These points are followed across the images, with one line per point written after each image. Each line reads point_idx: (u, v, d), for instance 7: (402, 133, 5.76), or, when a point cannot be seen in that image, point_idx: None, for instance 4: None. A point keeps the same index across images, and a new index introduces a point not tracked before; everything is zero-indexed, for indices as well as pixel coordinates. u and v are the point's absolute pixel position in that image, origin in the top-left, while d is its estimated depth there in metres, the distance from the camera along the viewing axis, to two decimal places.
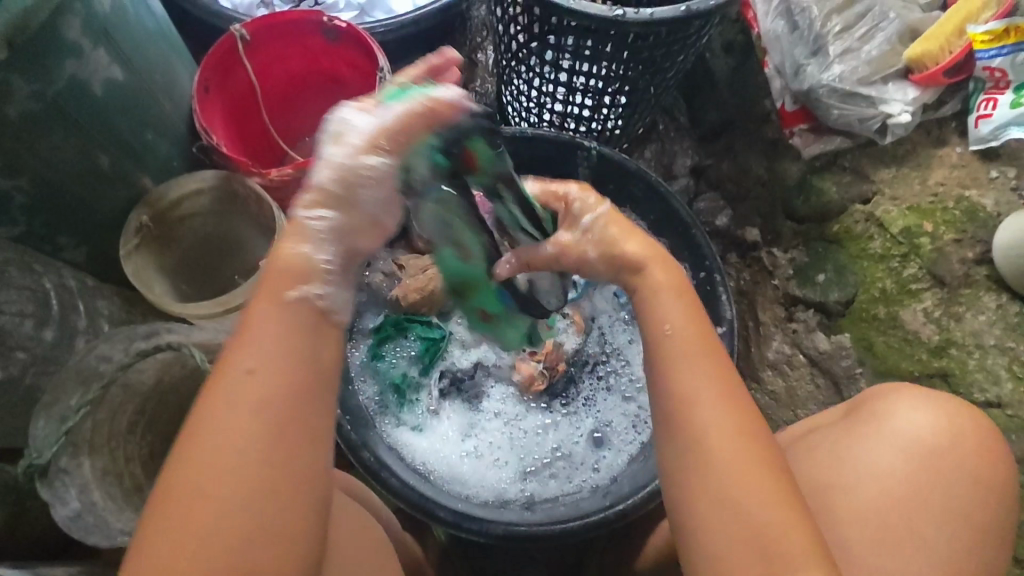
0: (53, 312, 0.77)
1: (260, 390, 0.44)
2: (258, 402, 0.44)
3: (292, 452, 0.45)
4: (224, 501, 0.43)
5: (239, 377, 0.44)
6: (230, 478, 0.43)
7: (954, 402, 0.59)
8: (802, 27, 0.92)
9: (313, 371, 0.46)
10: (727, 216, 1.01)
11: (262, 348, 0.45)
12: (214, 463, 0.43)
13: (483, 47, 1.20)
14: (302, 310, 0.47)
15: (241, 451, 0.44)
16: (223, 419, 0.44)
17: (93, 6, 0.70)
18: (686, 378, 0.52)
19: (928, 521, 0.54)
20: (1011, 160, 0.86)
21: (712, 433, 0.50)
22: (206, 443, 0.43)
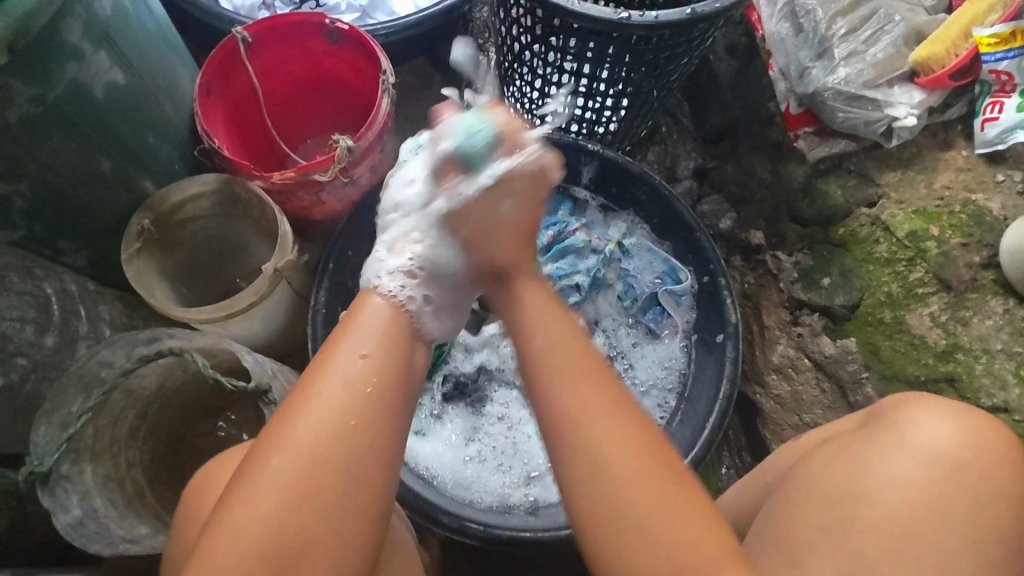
0: (53, 317, 0.76)
1: (357, 387, 0.52)
2: (344, 402, 0.51)
3: (364, 453, 0.50)
4: (297, 498, 0.48)
5: (342, 373, 0.52)
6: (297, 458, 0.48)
7: (975, 414, 0.59)
8: (807, 29, 0.92)
9: (384, 371, 0.54)
10: (730, 219, 1.02)
11: (347, 344, 0.54)
12: (292, 463, 0.48)
13: (485, 49, 1.15)
14: (406, 315, 0.58)
15: (319, 451, 0.49)
16: (308, 418, 0.50)
17: (94, 9, 0.70)
18: (566, 389, 0.52)
19: (950, 534, 0.53)
20: (1018, 163, 0.85)
21: (593, 426, 0.50)
22: (288, 444, 0.49)
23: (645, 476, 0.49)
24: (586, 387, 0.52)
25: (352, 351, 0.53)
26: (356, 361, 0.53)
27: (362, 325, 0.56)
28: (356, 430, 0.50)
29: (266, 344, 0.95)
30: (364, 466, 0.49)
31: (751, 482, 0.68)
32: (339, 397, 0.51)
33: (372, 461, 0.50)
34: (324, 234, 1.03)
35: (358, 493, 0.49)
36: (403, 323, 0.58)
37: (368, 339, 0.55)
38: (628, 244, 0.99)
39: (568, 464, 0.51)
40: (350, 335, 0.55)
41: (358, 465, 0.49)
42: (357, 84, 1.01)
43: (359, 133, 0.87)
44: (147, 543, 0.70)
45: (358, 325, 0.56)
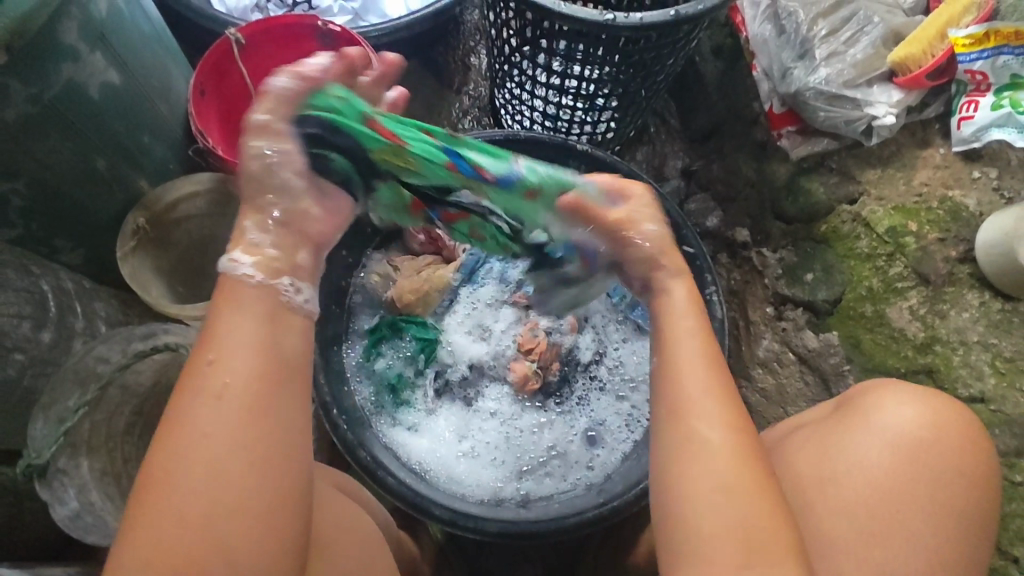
0: (50, 314, 0.78)
1: (216, 399, 0.46)
2: (219, 410, 0.46)
3: (258, 453, 0.46)
4: (193, 526, 0.43)
5: (194, 389, 0.46)
6: (176, 487, 0.44)
7: (943, 398, 0.61)
8: (789, 30, 0.94)
9: (239, 369, 0.47)
10: (717, 216, 1.06)
11: (197, 354, 0.48)
12: (181, 487, 0.44)
13: (477, 51, 1.21)
14: (265, 298, 0.50)
15: (205, 469, 0.45)
16: (178, 448, 0.45)
17: (90, 11, 0.71)
18: (671, 377, 0.53)
19: (917, 514, 0.55)
20: (993, 161, 0.88)
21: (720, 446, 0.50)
22: (165, 481, 0.44)
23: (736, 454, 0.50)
24: (701, 373, 0.53)
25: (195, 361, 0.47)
26: (216, 370, 0.47)
27: (226, 323, 0.49)
28: (244, 433, 0.46)
29: None
30: (244, 475, 0.45)
31: None
32: (213, 407, 0.46)
33: (268, 459, 0.46)
34: None
35: (259, 495, 0.45)
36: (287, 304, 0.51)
37: (227, 340, 0.48)
38: None
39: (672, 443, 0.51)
40: (208, 340, 0.48)
41: (255, 470, 0.46)
42: None
43: None
44: None
45: (207, 332, 0.48)
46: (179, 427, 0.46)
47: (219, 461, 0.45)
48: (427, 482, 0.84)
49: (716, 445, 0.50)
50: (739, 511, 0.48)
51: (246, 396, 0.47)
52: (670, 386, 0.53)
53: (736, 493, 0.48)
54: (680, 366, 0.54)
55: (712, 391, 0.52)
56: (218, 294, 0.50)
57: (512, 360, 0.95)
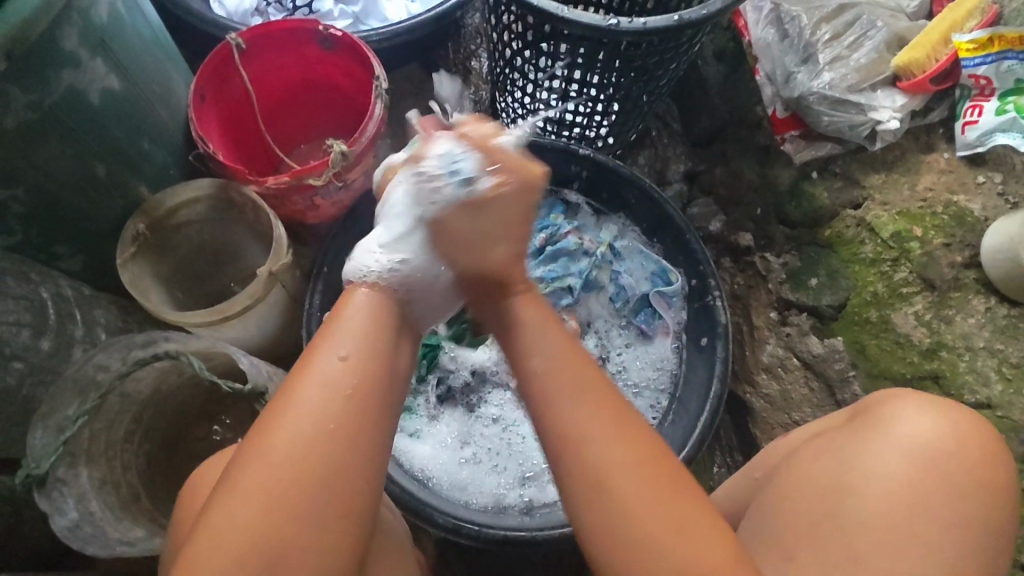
0: (49, 322, 0.77)
1: (336, 389, 0.50)
2: (320, 406, 0.50)
3: (342, 459, 0.49)
4: (283, 498, 0.47)
5: (321, 375, 0.51)
6: (280, 461, 0.48)
7: (960, 409, 0.60)
8: (792, 35, 0.94)
9: (365, 371, 0.52)
10: (719, 221, 1.05)
11: (328, 346, 0.53)
12: (271, 470, 0.47)
13: (478, 55, 1.20)
14: (393, 307, 0.58)
15: (296, 457, 0.48)
16: (288, 425, 0.49)
17: (91, 17, 0.70)
18: (550, 390, 0.53)
19: (936, 526, 0.54)
20: (997, 165, 0.87)
21: (599, 460, 0.50)
22: (269, 450, 0.48)
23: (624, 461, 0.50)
24: (572, 388, 0.53)
25: (329, 354, 0.52)
26: (336, 366, 0.51)
27: (345, 328, 0.54)
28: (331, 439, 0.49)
29: (259, 348, 0.96)
30: (341, 472, 0.49)
31: (738, 480, 0.69)
32: (316, 402, 0.50)
33: (349, 466, 0.49)
34: (319, 240, 1.04)
35: (335, 504, 0.48)
36: (394, 308, 0.58)
37: (347, 340, 0.53)
38: (618, 247, 1.00)
39: (557, 461, 0.52)
40: (331, 337, 0.53)
41: (337, 477, 0.48)
42: (350, 89, 1.02)
43: (352, 138, 0.88)
44: (145, 545, 0.70)
45: (341, 322, 0.55)
46: (281, 411, 0.50)
47: (321, 448, 0.49)
48: (431, 490, 0.83)
49: (602, 453, 0.50)
50: (637, 517, 0.49)
51: (348, 398, 0.50)
52: (544, 396, 0.53)
53: (637, 505, 0.49)
54: (550, 380, 0.54)
55: (587, 392, 0.53)
56: (342, 298, 0.58)
57: None
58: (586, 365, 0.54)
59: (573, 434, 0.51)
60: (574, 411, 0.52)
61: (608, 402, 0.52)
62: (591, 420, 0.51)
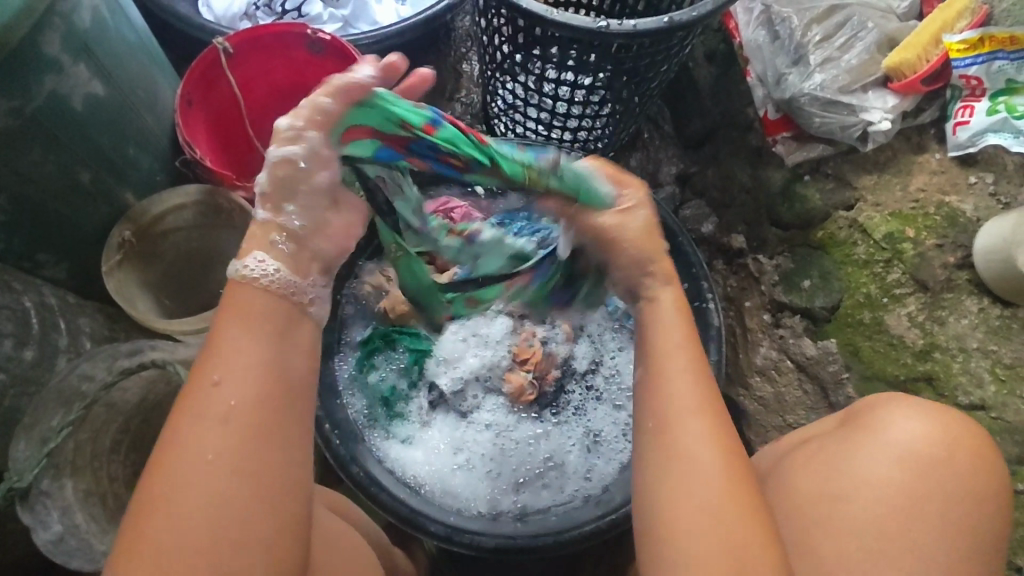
0: (33, 331, 0.76)
1: (225, 427, 0.44)
2: (215, 438, 0.44)
3: (254, 487, 0.43)
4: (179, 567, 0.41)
5: (202, 413, 0.44)
6: (177, 525, 0.42)
7: (953, 414, 0.60)
8: (783, 36, 0.95)
9: (255, 403, 0.45)
10: (712, 223, 1.03)
11: (206, 378, 0.45)
12: (176, 517, 0.42)
13: (468, 58, 1.20)
14: (271, 301, 0.47)
15: (191, 512, 0.42)
16: (176, 483, 0.43)
17: (74, 22, 0.69)
18: (666, 410, 0.52)
19: (924, 531, 0.54)
20: (989, 166, 0.87)
21: (708, 473, 0.49)
22: (158, 513, 0.42)
23: (723, 475, 0.49)
24: (689, 389, 0.52)
25: (214, 389, 0.45)
26: (222, 401, 0.45)
27: (232, 330, 0.46)
28: (242, 469, 0.43)
29: None
30: (248, 519, 0.43)
31: None
32: (212, 432, 0.44)
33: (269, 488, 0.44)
34: None
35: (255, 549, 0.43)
36: (267, 307, 0.47)
37: (231, 355, 0.45)
38: None
39: (660, 470, 0.50)
40: (210, 353, 0.46)
41: (259, 507, 0.43)
42: None
43: None
44: None
45: (218, 350, 0.46)
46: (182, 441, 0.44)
47: (221, 498, 0.43)
48: (423, 497, 0.83)
49: (715, 477, 0.49)
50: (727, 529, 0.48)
51: (246, 418, 0.44)
52: (664, 431, 0.51)
53: (731, 522, 0.48)
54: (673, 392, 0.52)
55: (707, 420, 0.51)
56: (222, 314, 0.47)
57: (508, 371, 0.93)
58: (710, 403, 0.52)
59: (689, 459, 0.50)
60: (698, 446, 0.50)
61: (724, 433, 0.51)
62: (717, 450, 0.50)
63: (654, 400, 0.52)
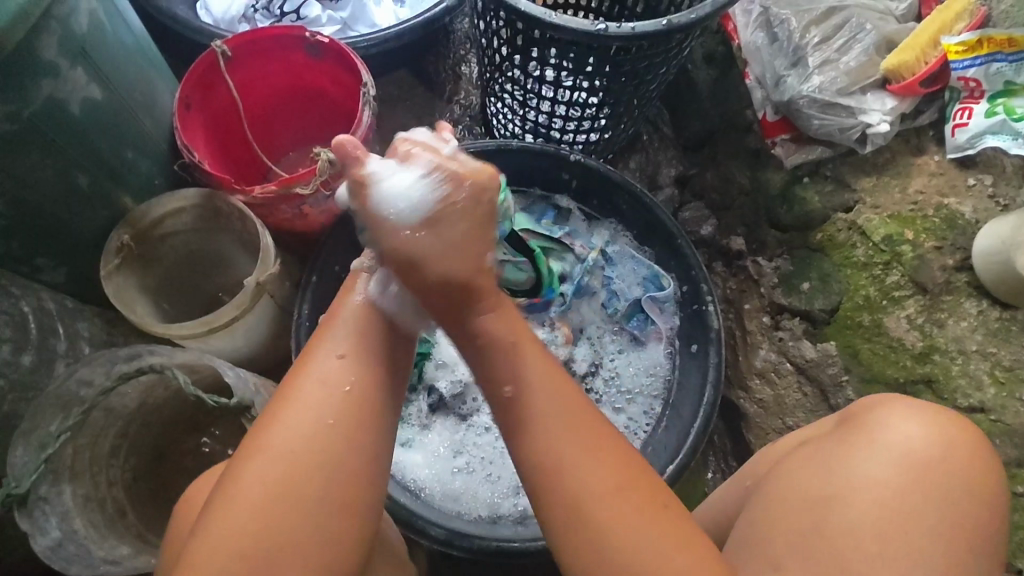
0: (31, 336, 0.76)
1: (333, 387, 0.53)
2: (318, 400, 0.52)
3: (339, 450, 0.51)
4: (274, 501, 0.48)
5: (320, 373, 0.54)
6: (280, 460, 0.50)
7: (953, 416, 0.60)
8: (782, 38, 0.94)
9: (364, 369, 0.55)
10: (711, 225, 1.04)
11: (324, 349, 0.56)
12: (271, 459, 0.49)
13: (467, 60, 1.20)
14: (377, 306, 0.58)
15: (297, 452, 0.50)
16: (288, 425, 0.51)
17: (70, 26, 0.69)
18: (542, 440, 0.51)
19: (924, 532, 0.54)
20: (988, 167, 0.87)
21: (589, 496, 0.49)
22: (267, 449, 0.50)
23: (606, 508, 0.49)
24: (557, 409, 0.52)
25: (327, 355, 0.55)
26: (335, 362, 0.55)
27: (342, 324, 0.58)
28: (333, 430, 0.51)
29: (248, 359, 0.94)
30: (342, 472, 0.50)
31: (729, 488, 0.69)
32: (316, 396, 0.53)
33: (350, 457, 0.51)
34: (308, 248, 1.03)
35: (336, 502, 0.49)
36: (381, 311, 0.58)
37: (342, 339, 0.57)
38: (610, 252, 1.00)
39: (545, 499, 0.50)
40: (328, 338, 0.57)
41: (339, 471, 0.50)
42: (338, 96, 1.01)
43: (339, 146, 0.87)
44: (130, 564, 0.69)
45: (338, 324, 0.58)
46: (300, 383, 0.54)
47: (322, 446, 0.51)
48: (423, 501, 0.83)
49: (597, 515, 0.49)
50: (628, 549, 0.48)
51: (342, 389, 0.53)
52: (550, 469, 0.51)
53: (633, 561, 0.47)
54: (538, 412, 0.52)
55: (581, 445, 0.51)
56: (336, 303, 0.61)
57: None
58: (596, 432, 0.52)
59: (574, 498, 0.49)
60: (579, 480, 0.50)
61: (603, 455, 0.51)
62: (597, 477, 0.50)
63: (528, 432, 0.52)
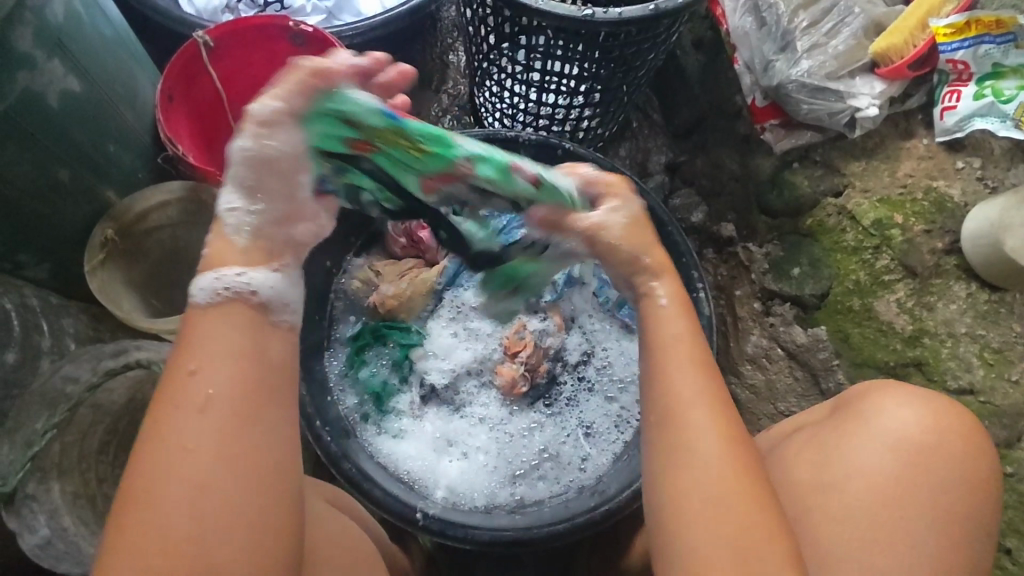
0: (15, 334, 0.78)
1: (207, 411, 0.43)
2: (206, 431, 0.43)
3: (236, 489, 0.43)
4: (171, 555, 0.41)
5: (183, 396, 0.43)
6: (164, 505, 0.41)
7: (949, 405, 0.60)
8: (770, 22, 0.93)
9: (228, 382, 0.44)
10: (702, 212, 1.02)
11: (182, 366, 0.44)
12: (160, 516, 0.41)
13: (454, 49, 1.20)
14: (231, 305, 0.46)
15: (183, 495, 0.42)
16: (166, 473, 0.42)
17: (44, 15, 0.67)
18: (670, 396, 0.51)
19: (917, 519, 0.54)
20: (976, 150, 0.87)
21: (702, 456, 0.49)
22: (147, 506, 0.41)
23: (727, 466, 0.49)
24: (682, 371, 0.52)
25: (188, 375, 0.44)
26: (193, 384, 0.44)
27: (186, 345, 0.45)
28: (208, 476, 0.42)
29: None
30: (240, 500, 0.43)
31: None
32: (199, 423, 0.43)
33: (245, 506, 0.43)
34: None
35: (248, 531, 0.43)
36: (244, 311, 0.46)
37: (197, 357, 0.44)
38: None
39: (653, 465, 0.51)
40: (179, 355, 0.45)
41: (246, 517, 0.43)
42: None
43: None
44: None
45: (184, 339, 0.45)
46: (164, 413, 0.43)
47: (214, 483, 0.42)
48: (417, 491, 0.82)
49: (712, 471, 0.49)
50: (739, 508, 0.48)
51: (236, 414, 0.44)
52: (665, 424, 0.51)
53: (737, 523, 0.47)
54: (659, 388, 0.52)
55: (710, 417, 0.51)
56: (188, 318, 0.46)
57: (499, 364, 0.93)
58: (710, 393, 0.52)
59: (696, 466, 0.49)
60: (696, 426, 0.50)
61: (721, 416, 0.51)
62: (713, 445, 0.50)
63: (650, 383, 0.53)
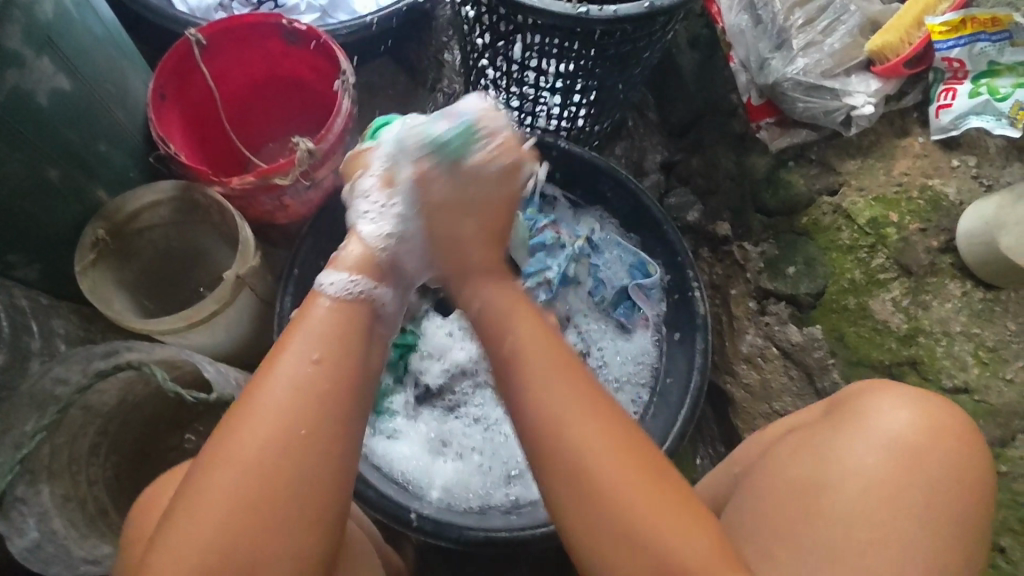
0: (3, 334, 0.76)
1: (305, 394, 0.50)
2: (275, 424, 0.49)
3: (309, 472, 0.48)
4: (240, 516, 0.47)
5: (289, 376, 0.50)
6: (246, 466, 0.47)
7: (951, 412, 0.59)
8: (765, 20, 0.93)
9: (335, 373, 0.52)
10: (696, 211, 1.02)
11: (298, 346, 0.52)
12: (236, 476, 0.47)
13: (450, 47, 1.17)
14: (356, 309, 0.57)
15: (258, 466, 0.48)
16: (249, 442, 0.48)
17: (33, 12, 0.67)
18: (558, 400, 0.51)
19: (914, 520, 0.54)
20: (971, 149, 0.87)
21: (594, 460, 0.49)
22: (228, 462, 0.47)
23: (629, 463, 0.49)
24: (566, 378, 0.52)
25: (299, 357, 0.51)
26: (308, 368, 0.51)
27: (305, 328, 0.54)
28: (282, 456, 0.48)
29: (227, 355, 0.93)
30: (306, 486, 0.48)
31: (720, 477, 0.69)
32: (272, 419, 0.49)
33: (316, 488, 0.48)
34: (290, 240, 1.02)
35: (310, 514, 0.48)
36: (360, 316, 0.57)
37: (315, 343, 0.53)
38: (596, 240, 0.98)
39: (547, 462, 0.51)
40: (297, 339, 0.53)
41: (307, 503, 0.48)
42: (317, 85, 0.99)
43: (319, 135, 0.85)
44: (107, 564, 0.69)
45: (307, 322, 0.54)
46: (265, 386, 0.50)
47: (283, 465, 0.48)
48: (411, 492, 0.82)
49: (610, 467, 0.49)
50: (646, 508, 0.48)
51: (320, 404, 0.50)
52: (564, 428, 0.50)
53: (661, 531, 0.47)
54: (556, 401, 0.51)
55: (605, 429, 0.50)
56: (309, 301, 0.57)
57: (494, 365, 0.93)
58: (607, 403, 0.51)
59: (592, 472, 0.49)
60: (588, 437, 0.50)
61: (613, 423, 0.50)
62: (609, 451, 0.49)
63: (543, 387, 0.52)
